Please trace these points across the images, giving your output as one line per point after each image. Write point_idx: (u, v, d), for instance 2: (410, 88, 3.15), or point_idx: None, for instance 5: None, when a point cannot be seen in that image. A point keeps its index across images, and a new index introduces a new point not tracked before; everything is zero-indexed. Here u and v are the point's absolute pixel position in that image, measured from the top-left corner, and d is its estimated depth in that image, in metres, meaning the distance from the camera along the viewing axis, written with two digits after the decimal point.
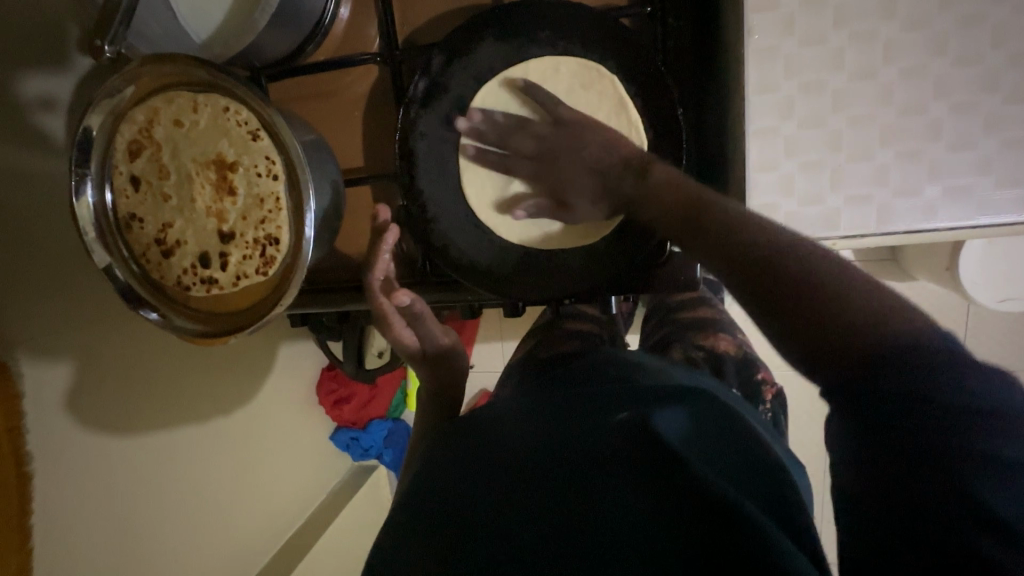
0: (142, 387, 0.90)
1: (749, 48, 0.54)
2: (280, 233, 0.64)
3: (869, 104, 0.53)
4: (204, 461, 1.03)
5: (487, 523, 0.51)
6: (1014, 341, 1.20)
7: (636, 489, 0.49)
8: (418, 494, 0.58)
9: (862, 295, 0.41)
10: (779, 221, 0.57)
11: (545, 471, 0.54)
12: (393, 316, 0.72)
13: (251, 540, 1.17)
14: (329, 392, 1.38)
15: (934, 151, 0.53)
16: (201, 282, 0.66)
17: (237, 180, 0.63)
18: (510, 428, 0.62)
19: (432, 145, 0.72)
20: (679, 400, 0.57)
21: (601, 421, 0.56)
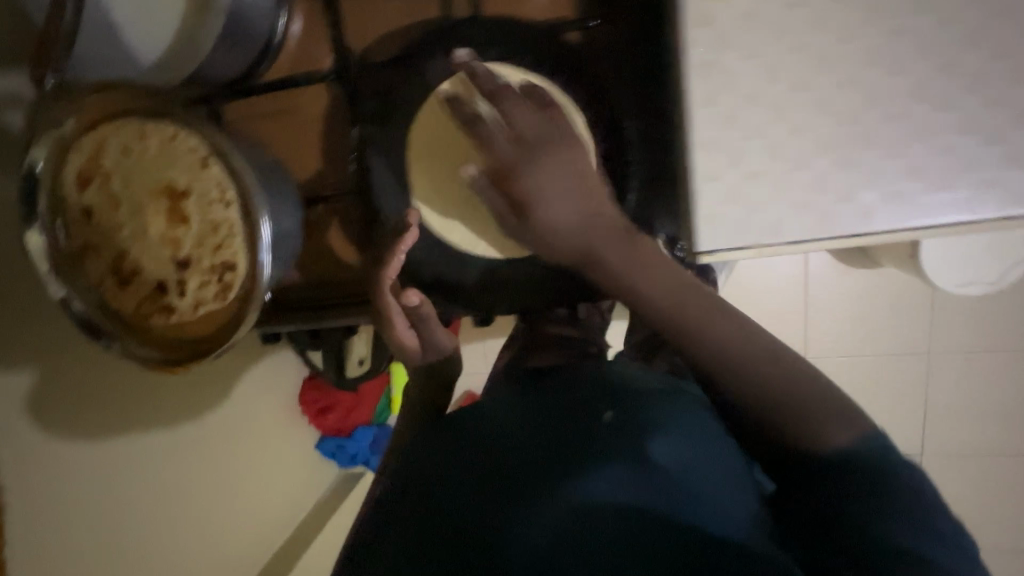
0: (113, 412, 0.90)
1: (688, 62, 0.56)
2: (235, 258, 0.63)
3: (805, 113, 0.55)
4: (183, 474, 1.02)
5: (452, 515, 0.48)
6: (977, 322, 1.24)
7: (608, 484, 0.45)
8: (379, 516, 0.54)
9: (799, 396, 0.44)
10: (726, 228, 0.58)
11: (513, 462, 0.50)
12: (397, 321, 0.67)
13: (239, 549, 1.17)
14: (311, 401, 1.36)
15: (869, 158, 0.54)
16: (162, 310, 0.66)
17: (189, 207, 0.62)
18: (474, 424, 0.57)
19: (389, 162, 0.72)
20: (668, 405, 0.53)
21: (578, 424, 0.52)
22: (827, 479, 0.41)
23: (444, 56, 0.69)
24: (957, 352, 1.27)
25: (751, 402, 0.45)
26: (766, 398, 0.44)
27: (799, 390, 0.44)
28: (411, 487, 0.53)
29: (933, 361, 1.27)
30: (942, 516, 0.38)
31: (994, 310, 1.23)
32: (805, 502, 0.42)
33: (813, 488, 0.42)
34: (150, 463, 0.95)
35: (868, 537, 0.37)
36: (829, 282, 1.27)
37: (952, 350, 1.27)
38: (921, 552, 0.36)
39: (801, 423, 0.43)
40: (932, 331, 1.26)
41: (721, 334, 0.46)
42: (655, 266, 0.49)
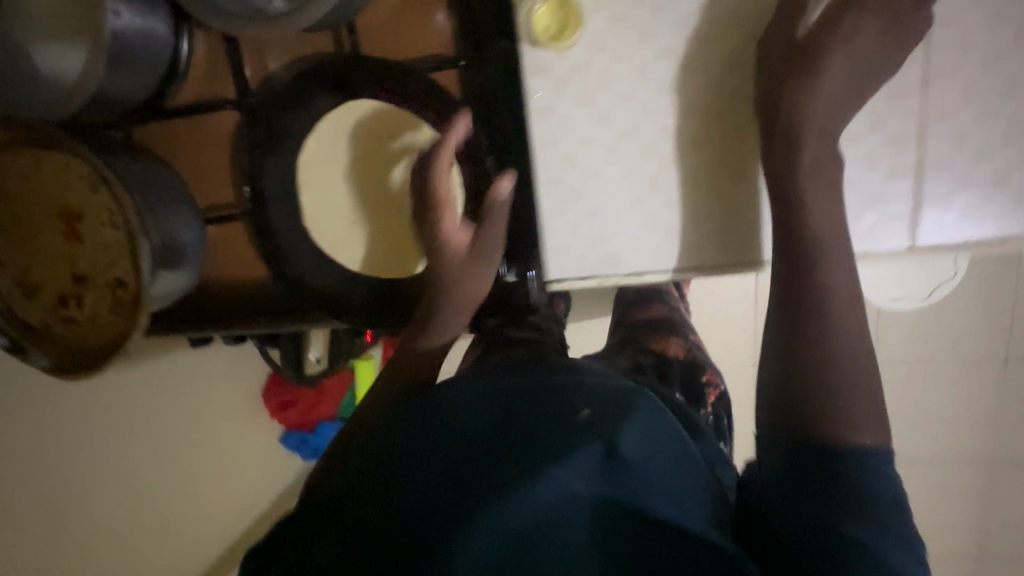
0: None
1: (532, 106, 0.65)
2: (126, 276, 0.68)
3: (633, 160, 0.64)
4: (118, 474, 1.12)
5: (425, 508, 0.48)
6: (923, 333, 1.26)
7: (582, 481, 0.48)
8: (335, 496, 0.53)
9: (859, 385, 0.52)
10: (571, 259, 0.69)
11: (494, 456, 0.50)
12: (446, 222, 0.63)
13: (220, 515, 1.36)
14: (275, 397, 1.33)
15: (687, 202, 0.65)
16: (64, 321, 0.71)
17: (83, 228, 0.68)
18: (447, 408, 0.57)
19: (284, 188, 0.76)
20: (636, 402, 0.54)
21: (551, 419, 0.52)
22: (829, 477, 0.50)
23: (328, 92, 0.74)
24: (902, 362, 1.29)
25: (817, 391, 0.52)
26: (835, 386, 0.52)
27: (869, 404, 0.52)
28: (379, 480, 0.51)
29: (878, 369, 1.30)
30: (903, 516, 0.49)
31: (938, 322, 1.24)
32: (801, 485, 0.51)
33: (813, 475, 0.51)
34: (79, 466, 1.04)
35: (834, 532, 0.48)
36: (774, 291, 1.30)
37: (898, 359, 1.29)
38: (871, 541, 0.47)
39: (836, 421, 0.51)
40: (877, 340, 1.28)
41: (826, 294, 0.54)
42: (829, 208, 0.56)
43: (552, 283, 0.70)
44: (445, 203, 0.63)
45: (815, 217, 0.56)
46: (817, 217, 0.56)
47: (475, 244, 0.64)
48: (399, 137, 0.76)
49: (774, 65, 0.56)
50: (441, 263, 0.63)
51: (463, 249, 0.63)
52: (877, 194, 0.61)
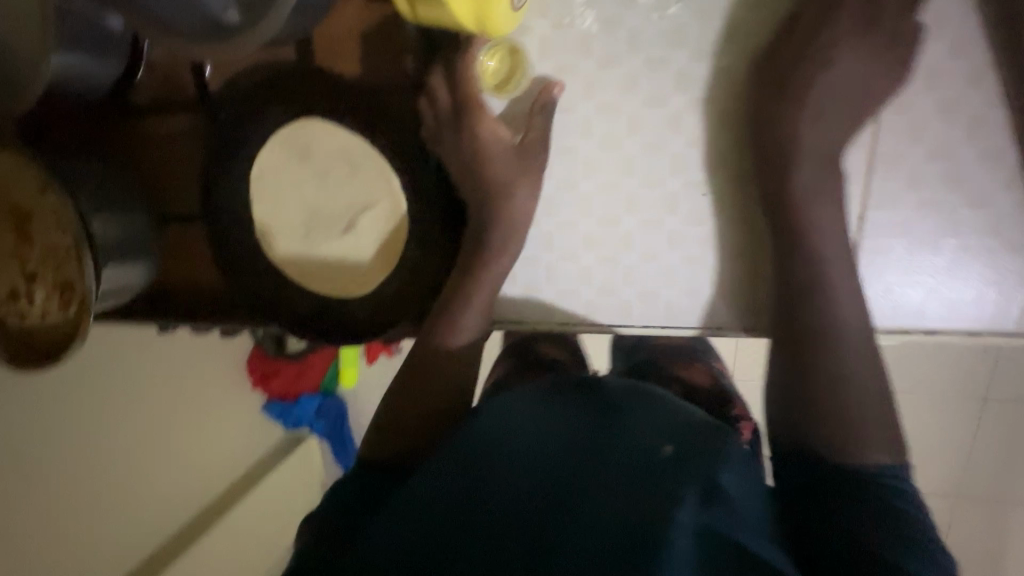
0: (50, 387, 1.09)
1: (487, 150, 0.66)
2: (73, 277, 0.69)
3: (574, 214, 0.69)
4: (111, 435, 1.22)
5: (546, 540, 0.45)
6: (901, 362, 1.24)
7: (694, 512, 0.46)
8: (416, 529, 0.48)
9: (878, 402, 0.54)
10: (511, 299, 0.74)
11: (596, 488, 0.48)
12: (482, 127, 0.65)
13: (206, 477, 1.45)
14: (260, 366, 1.50)
15: (627, 259, 0.69)
16: (14, 315, 0.73)
17: (34, 228, 0.69)
18: (522, 432, 0.55)
19: (237, 199, 0.77)
20: (712, 438, 0.55)
21: (638, 453, 0.51)
22: (859, 504, 0.50)
23: (282, 106, 0.72)
24: None
25: (824, 409, 0.54)
26: (836, 405, 0.53)
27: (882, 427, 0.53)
28: (471, 508, 0.49)
29: None
30: (937, 542, 0.48)
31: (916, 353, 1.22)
32: (822, 522, 0.51)
33: (845, 508, 0.50)
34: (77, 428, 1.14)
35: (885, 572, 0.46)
36: None
37: None
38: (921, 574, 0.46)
39: (853, 439, 0.52)
40: None
41: (835, 317, 0.56)
42: (828, 234, 0.57)
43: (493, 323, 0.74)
44: (479, 107, 0.64)
45: (810, 246, 0.57)
46: (813, 245, 0.57)
47: (519, 143, 0.65)
48: (351, 157, 0.72)
49: (762, 97, 0.58)
50: (480, 168, 0.66)
51: (502, 149, 0.65)
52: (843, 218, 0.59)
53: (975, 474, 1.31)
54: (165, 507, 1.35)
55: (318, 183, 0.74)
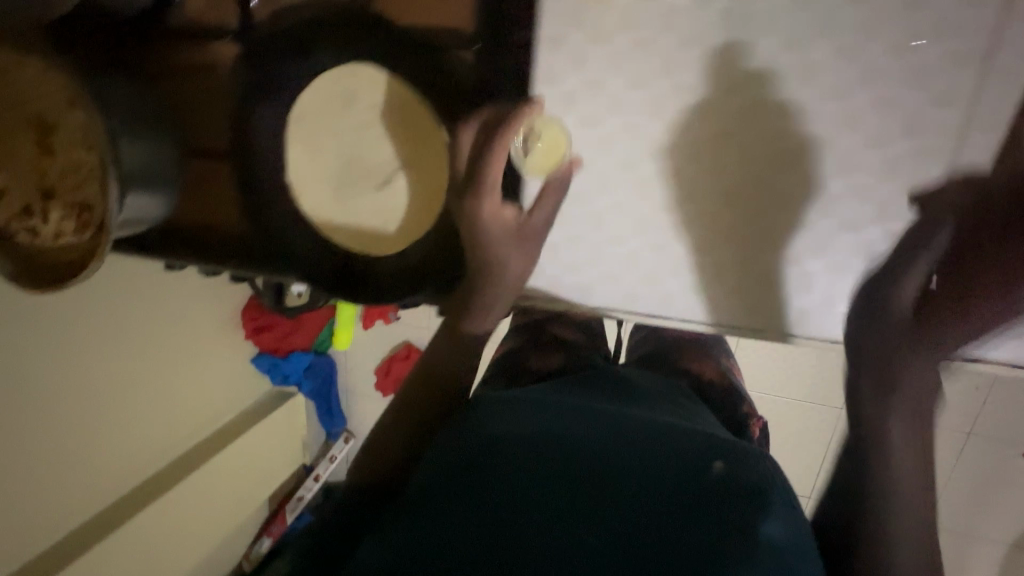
0: (63, 310, 1.11)
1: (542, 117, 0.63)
2: (93, 199, 0.66)
3: (628, 195, 0.64)
4: (115, 366, 1.24)
5: (566, 531, 0.49)
6: None
7: (725, 544, 0.48)
8: (451, 484, 0.54)
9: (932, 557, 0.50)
10: (549, 278, 0.70)
11: (631, 495, 0.52)
12: (478, 205, 0.65)
13: (201, 416, 1.48)
14: (251, 318, 1.56)
15: (676, 250, 0.64)
16: (24, 231, 0.69)
17: (56, 142, 0.65)
18: (580, 424, 0.60)
19: (271, 142, 0.74)
20: (760, 466, 0.57)
21: (693, 471, 0.54)
22: None
23: (330, 49, 0.70)
24: None
25: (874, 505, 0.52)
26: (891, 497, 0.51)
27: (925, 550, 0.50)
28: (506, 480, 0.53)
29: None
30: None
31: None
32: None
33: None
34: (84, 355, 1.17)
35: None
36: None
37: None
38: None
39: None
40: None
41: (921, 426, 0.53)
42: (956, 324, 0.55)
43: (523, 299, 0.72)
44: (487, 188, 0.64)
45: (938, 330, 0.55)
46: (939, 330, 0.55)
47: (520, 226, 0.66)
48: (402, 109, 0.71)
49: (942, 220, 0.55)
50: (478, 244, 0.67)
51: (502, 233, 0.66)
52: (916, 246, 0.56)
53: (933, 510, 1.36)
54: (161, 442, 1.38)
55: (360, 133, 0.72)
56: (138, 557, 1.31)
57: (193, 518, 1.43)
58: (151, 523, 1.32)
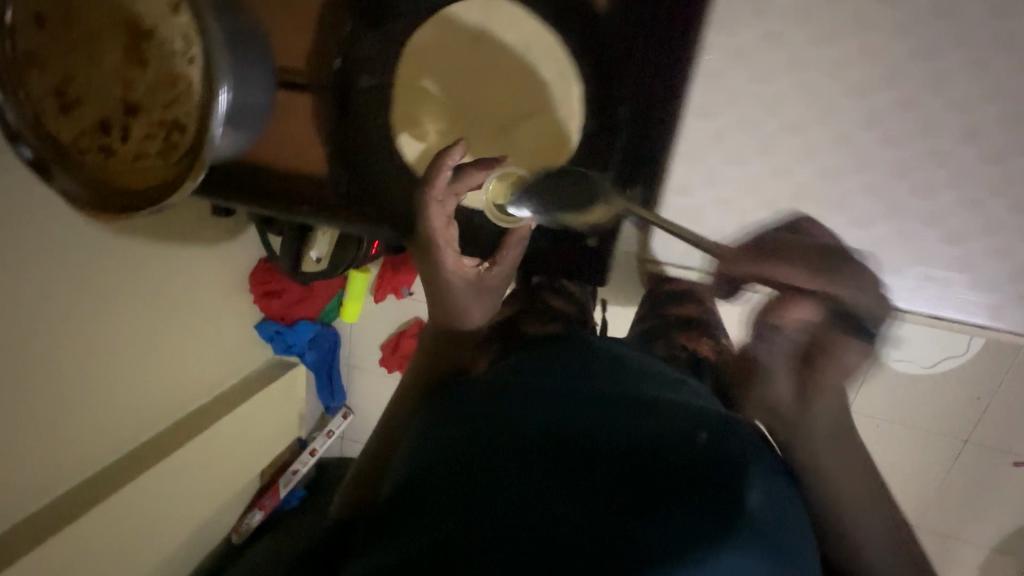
0: (68, 247, 0.91)
1: (700, 70, 0.53)
2: (186, 120, 0.59)
3: (791, 158, 0.54)
4: (117, 319, 1.04)
5: (505, 502, 0.44)
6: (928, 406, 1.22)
7: (699, 515, 0.42)
8: (410, 483, 0.50)
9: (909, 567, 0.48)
10: None
11: (585, 457, 0.46)
12: (443, 256, 0.70)
13: (203, 378, 1.31)
14: (261, 282, 1.36)
15: (834, 222, 0.55)
16: (100, 149, 0.63)
17: (149, 50, 0.58)
18: (534, 407, 0.52)
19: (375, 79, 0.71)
20: (744, 436, 0.51)
21: (674, 446, 0.47)
22: None
23: None
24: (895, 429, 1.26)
25: (834, 529, 0.49)
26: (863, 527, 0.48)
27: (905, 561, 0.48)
28: (455, 463, 0.49)
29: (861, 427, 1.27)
30: None
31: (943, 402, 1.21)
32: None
33: None
34: (86, 299, 0.97)
35: None
36: None
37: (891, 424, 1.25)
38: None
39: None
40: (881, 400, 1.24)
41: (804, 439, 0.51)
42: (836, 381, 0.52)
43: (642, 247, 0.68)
44: (443, 246, 0.70)
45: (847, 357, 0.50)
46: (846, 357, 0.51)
47: (479, 276, 0.73)
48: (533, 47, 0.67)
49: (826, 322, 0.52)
50: (441, 289, 0.70)
51: (464, 283, 0.71)
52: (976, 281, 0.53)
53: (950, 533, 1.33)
54: (156, 408, 1.20)
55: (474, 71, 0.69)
56: (124, 535, 1.13)
57: (194, 484, 1.29)
58: (142, 497, 1.14)
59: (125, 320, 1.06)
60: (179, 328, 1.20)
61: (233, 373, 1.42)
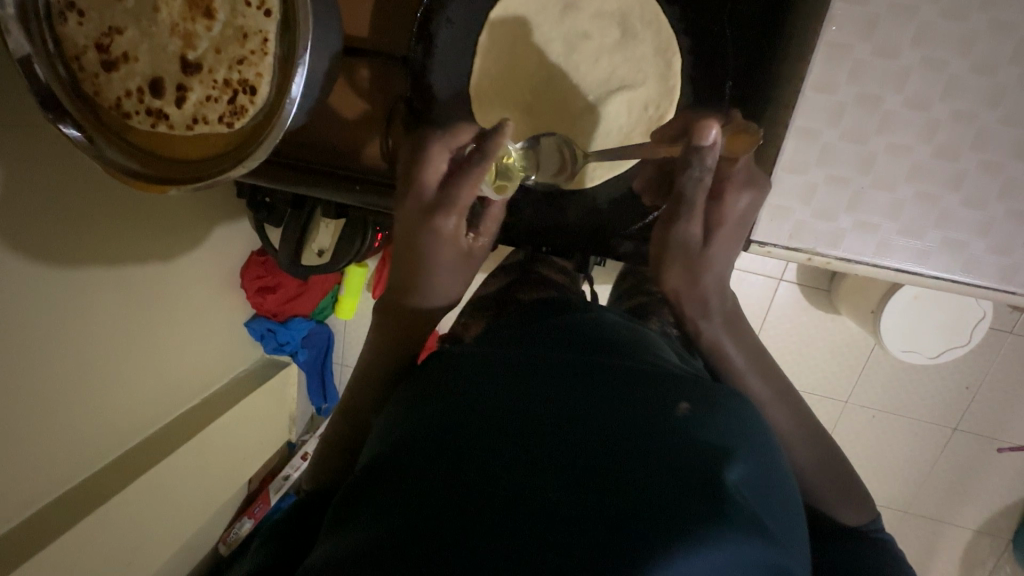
0: (69, 228, 0.83)
1: (822, 39, 0.51)
2: (258, 81, 0.54)
3: (911, 134, 0.53)
4: (107, 308, 0.93)
5: (445, 488, 0.40)
6: (931, 401, 1.24)
7: (659, 481, 0.38)
8: (368, 473, 0.46)
9: (803, 447, 0.56)
10: (788, 225, 0.57)
11: (536, 442, 0.42)
12: (443, 222, 0.57)
13: (195, 378, 1.21)
14: (255, 277, 1.25)
15: (949, 200, 0.54)
16: (148, 113, 0.56)
17: (219, 2, 0.54)
18: (493, 392, 0.49)
19: (456, 52, 0.68)
20: (724, 406, 0.47)
21: (652, 419, 0.43)
22: None
23: None
24: (898, 423, 1.27)
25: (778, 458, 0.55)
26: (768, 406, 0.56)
27: (836, 477, 0.55)
28: (404, 461, 0.44)
29: (866, 421, 1.28)
30: (857, 508, 0.55)
31: (946, 398, 1.23)
32: None
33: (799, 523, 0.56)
34: (78, 284, 0.87)
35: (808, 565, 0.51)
36: (793, 314, 1.22)
37: (894, 418, 1.27)
38: (847, 518, 0.54)
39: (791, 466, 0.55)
40: (884, 394, 1.25)
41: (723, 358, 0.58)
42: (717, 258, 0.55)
43: (754, 245, 0.58)
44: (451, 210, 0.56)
45: (695, 231, 0.54)
46: (693, 233, 0.54)
47: (469, 248, 0.61)
48: (627, 22, 0.65)
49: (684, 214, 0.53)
50: (424, 257, 0.59)
51: (455, 256, 0.60)
52: (943, 217, 0.54)
53: (943, 527, 1.34)
54: (148, 410, 1.10)
55: (563, 43, 0.67)
56: (108, 552, 1.01)
57: (186, 492, 1.18)
58: (128, 508, 1.03)
59: (117, 311, 0.96)
60: (174, 321, 1.10)
61: (225, 371, 1.32)
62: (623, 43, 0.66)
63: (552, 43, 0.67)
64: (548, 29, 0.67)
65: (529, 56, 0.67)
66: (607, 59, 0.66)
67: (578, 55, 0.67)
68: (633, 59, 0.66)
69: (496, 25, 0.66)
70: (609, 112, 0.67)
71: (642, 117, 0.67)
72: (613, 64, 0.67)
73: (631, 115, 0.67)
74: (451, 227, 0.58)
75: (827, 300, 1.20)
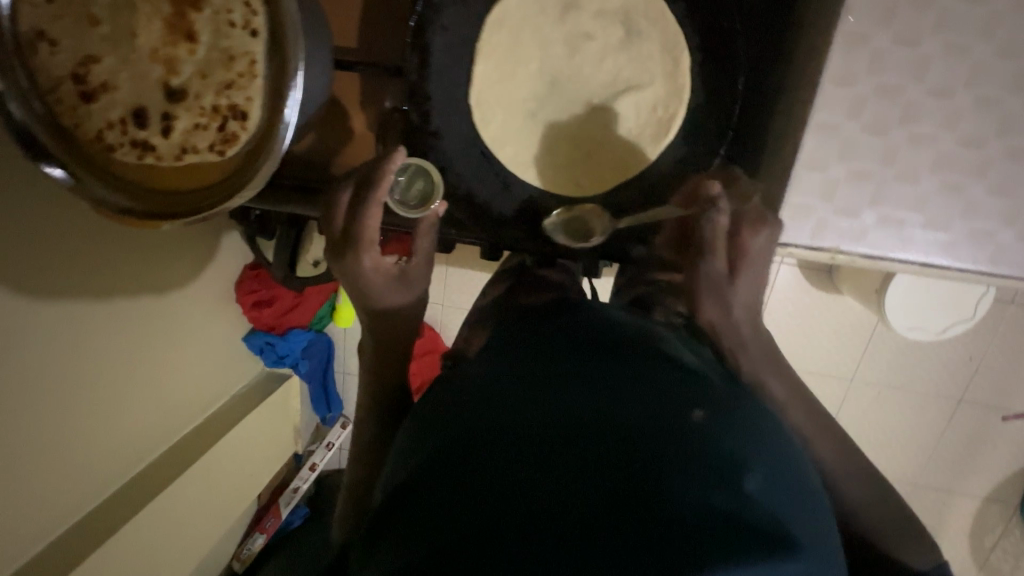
0: (58, 259, 0.79)
1: (839, 29, 0.49)
2: (249, 105, 0.51)
3: (935, 123, 0.51)
4: (100, 338, 0.90)
5: (452, 516, 0.37)
6: (935, 375, 1.24)
7: (677, 495, 0.35)
8: (381, 509, 0.44)
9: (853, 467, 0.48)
10: (810, 224, 0.55)
11: (544, 459, 0.39)
12: (358, 257, 0.56)
13: (195, 399, 1.18)
14: (249, 291, 1.22)
15: (975, 190, 0.52)
16: (134, 145, 0.53)
17: (201, 24, 0.51)
18: (497, 408, 0.46)
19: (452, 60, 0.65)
20: (741, 409, 0.44)
21: (662, 428, 0.41)
22: None
23: None
24: (903, 399, 1.27)
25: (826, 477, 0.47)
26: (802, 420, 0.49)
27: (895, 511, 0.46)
28: (415, 494, 0.42)
29: (871, 398, 1.28)
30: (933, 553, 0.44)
31: (951, 372, 1.23)
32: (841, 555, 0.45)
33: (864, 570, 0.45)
34: (69, 316, 0.83)
35: None
36: (795, 296, 1.21)
37: (899, 394, 1.27)
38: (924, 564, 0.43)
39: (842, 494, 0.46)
40: (889, 371, 1.25)
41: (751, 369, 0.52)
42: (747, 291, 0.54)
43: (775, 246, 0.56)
44: (365, 242, 0.55)
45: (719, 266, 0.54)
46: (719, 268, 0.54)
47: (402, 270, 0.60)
48: (629, 20, 0.63)
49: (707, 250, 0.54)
50: (358, 289, 0.58)
51: (388, 283, 0.58)
52: (969, 208, 0.53)
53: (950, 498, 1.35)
54: (150, 436, 1.07)
55: (563, 43, 0.64)
56: None
57: (194, 514, 1.15)
58: (140, 538, 1.01)
59: (113, 339, 0.93)
60: (169, 343, 1.06)
61: (225, 389, 1.28)
62: (626, 41, 0.64)
63: (552, 44, 0.64)
64: (546, 29, 0.64)
65: (529, 59, 0.65)
66: (610, 58, 0.64)
67: (580, 55, 0.64)
68: (636, 56, 0.64)
69: (493, 29, 0.64)
70: (613, 113, 0.66)
71: (648, 117, 0.65)
72: (617, 62, 0.64)
73: (637, 116, 0.65)
74: (372, 259, 0.57)
75: (829, 280, 1.19)
